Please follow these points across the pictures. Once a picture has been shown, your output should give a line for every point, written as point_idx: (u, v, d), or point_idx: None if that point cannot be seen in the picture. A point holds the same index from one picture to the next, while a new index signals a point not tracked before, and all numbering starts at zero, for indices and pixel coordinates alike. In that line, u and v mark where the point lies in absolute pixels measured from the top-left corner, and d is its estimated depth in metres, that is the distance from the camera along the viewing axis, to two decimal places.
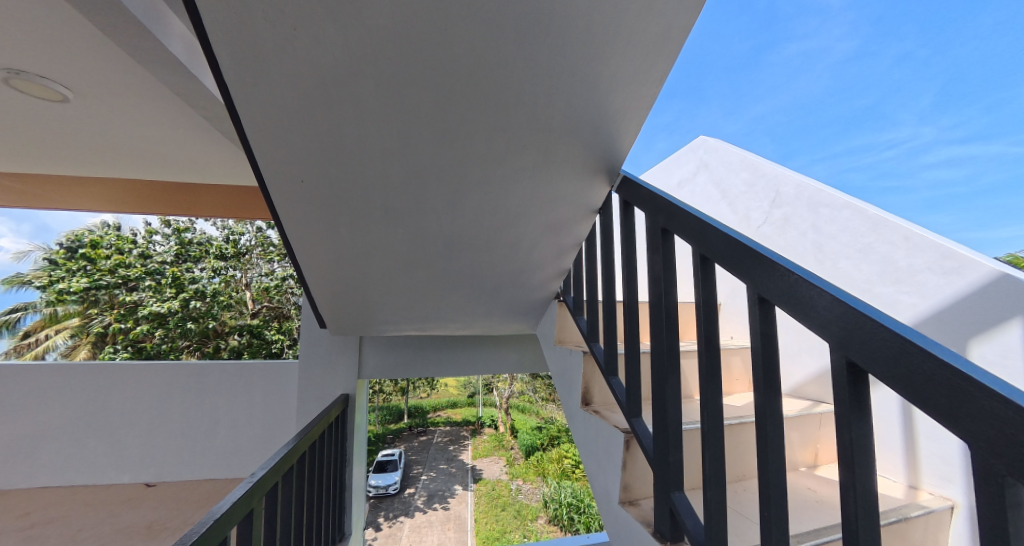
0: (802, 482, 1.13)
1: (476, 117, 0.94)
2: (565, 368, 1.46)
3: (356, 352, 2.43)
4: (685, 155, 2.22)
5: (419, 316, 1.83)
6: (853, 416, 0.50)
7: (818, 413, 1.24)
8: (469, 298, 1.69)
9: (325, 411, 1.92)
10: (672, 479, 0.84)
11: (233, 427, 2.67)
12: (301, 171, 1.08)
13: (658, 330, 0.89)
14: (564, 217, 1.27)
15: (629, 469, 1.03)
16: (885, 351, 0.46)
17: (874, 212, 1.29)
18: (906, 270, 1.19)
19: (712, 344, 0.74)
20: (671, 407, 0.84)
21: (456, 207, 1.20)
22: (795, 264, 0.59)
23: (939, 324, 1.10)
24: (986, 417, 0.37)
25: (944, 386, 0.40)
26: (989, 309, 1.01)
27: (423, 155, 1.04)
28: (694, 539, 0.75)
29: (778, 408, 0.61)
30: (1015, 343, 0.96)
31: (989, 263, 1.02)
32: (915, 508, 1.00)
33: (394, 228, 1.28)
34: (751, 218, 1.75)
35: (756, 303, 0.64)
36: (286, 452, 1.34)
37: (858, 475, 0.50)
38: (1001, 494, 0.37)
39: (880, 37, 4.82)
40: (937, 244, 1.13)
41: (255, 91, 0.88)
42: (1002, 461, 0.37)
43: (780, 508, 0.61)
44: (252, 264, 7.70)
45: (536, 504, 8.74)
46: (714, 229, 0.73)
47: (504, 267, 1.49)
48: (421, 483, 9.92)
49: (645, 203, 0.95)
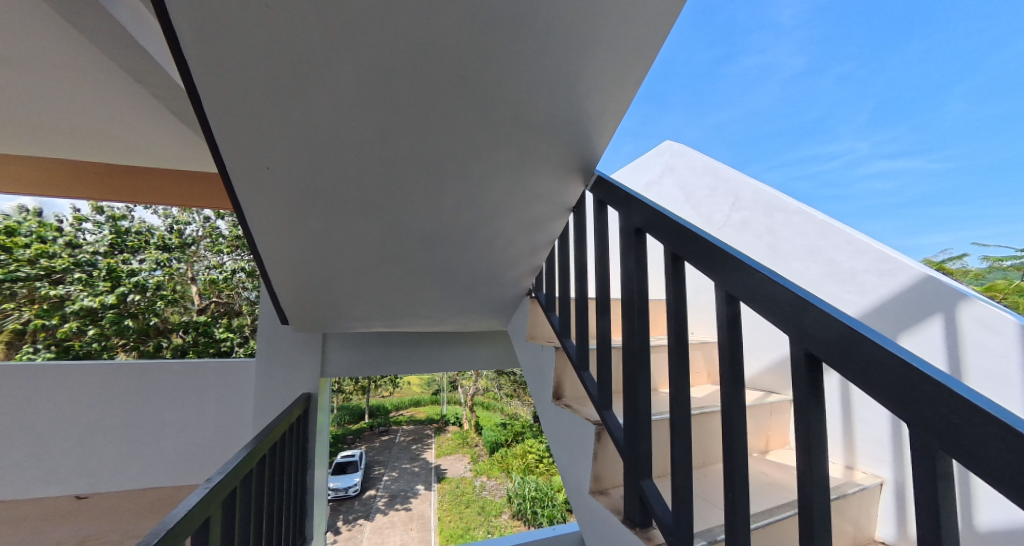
0: (758, 466, 1.21)
1: (459, 110, 0.93)
2: (536, 364, 1.48)
3: (319, 350, 2.34)
4: (652, 158, 2.29)
5: (388, 312, 1.79)
6: (810, 407, 0.55)
7: (770, 402, 1.33)
8: (441, 294, 1.67)
9: (287, 411, 1.85)
10: (642, 469, 0.88)
11: (182, 430, 2.49)
12: (267, 158, 1.02)
13: (630, 322, 0.92)
14: (539, 215, 1.29)
15: (600, 460, 1.07)
16: (842, 343, 0.51)
17: (822, 218, 1.41)
18: (848, 270, 1.31)
19: (682, 339, 0.78)
20: (641, 397, 0.88)
21: (435, 201, 1.18)
22: (759, 263, 0.63)
23: (878, 318, 1.23)
24: (926, 400, 0.43)
25: (896, 377, 0.45)
26: (916, 306, 1.15)
27: (404, 147, 1.01)
28: (663, 524, 0.79)
29: (743, 399, 0.66)
30: (938, 337, 1.10)
31: (918, 266, 1.16)
32: (852, 486, 1.11)
33: (367, 221, 1.25)
34: (712, 219, 1.84)
35: (724, 300, 0.68)
36: (245, 455, 1.28)
37: (812, 458, 0.55)
38: (934, 464, 0.43)
39: (826, 56, 5.25)
40: (874, 248, 1.26)
41: (220, 70, 0.82)
42: (937, 438, 0.42)
43: (742, 491, 0.66)
44: (199, 256, 7.27)
45: (500, 500, 8.80)
46: (687, 230, 0.76)
47: (479, 262, 1.48)
48: (383, 483, 9.71)
49: (619, 202, 0.98)
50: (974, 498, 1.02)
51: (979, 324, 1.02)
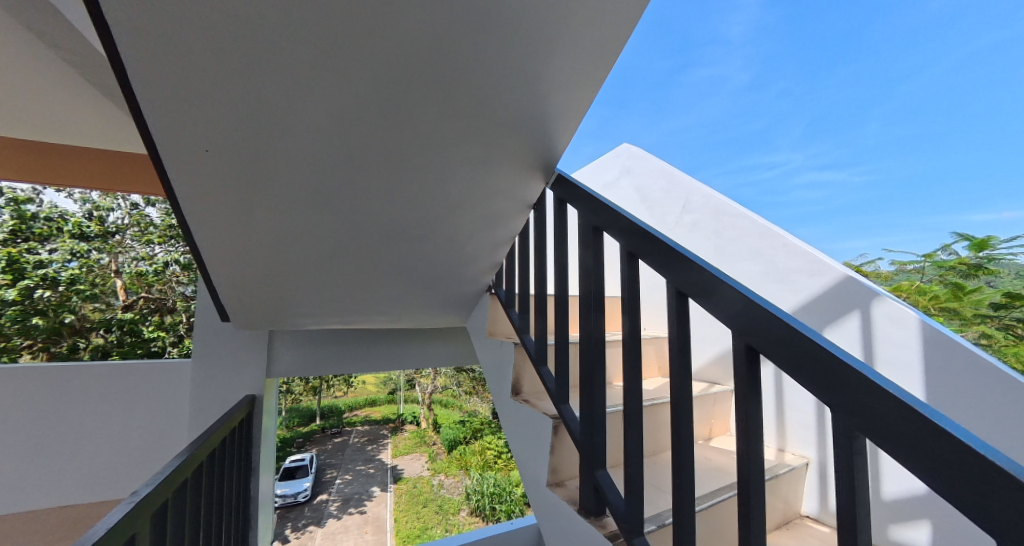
0: (703, 452, 1.29)
1: (421, 102, 0.90)
2: (495, 360, 1.48)
3: (265, 349, 2.18)
4: (611, 159, 2.36)
5: (343, 308, 1.71)
6: (748, 396, 0.59)
7: (714, 393, 1.43)
8: (400, 290, 1.63)
9: (228, 415, 1.72)
10: (597, 459, 0.91)
11: (101, 440, 2.23)
12: (206, 139, 0.93)
13: (587, 318, 0.94)
14: (500, 211, 1.29)
15: (557, 453, 1.09)
16: (778, 336, 0.55)
17: (762, 222, 1.53)
18: (783, 270, 1.43)
19: (635, 334, 0.81)
20: (597, 390, 0.91)
21: (395, 194, 1.14)
22: (707, 262, 0.67)
23: (806, 314, 1.36)
24: (847, 385, 0.48)
25: (823, 365, 0.50)
26: (839, 302, 1.28)
27: (361, 137, 0.97)
28: (615, 511, 0.83)
29: (690, 389, 0.70)
30: (856, 330, 1.23)
31: (841, 268, 1.29)
32: (782, 467, 1.22)
33: (319, 212, 1.18)
34: (665, 221, 1.93)
35: (674, 296, 0.72)
36: (178, 465, 1.17)
37: (749, 442, 0.59)
38: (851, 442, 0.48)
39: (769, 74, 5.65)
40: (805, 250, 1.39)
41: (152, 40, 0.74)
42: (854, 420, 0.47)
43: (687, 475, 0.70)
44: (125, 247, 5.29)
45: (458, 497, 8.74)
46: (642, 229, 0.79)
47: (439, 258, 1.45)
48: (335, 487, 9.32)
49: (579, 201, 1.00)
50: (881, 472, 1.16)
51: (889, 320, 1.16)
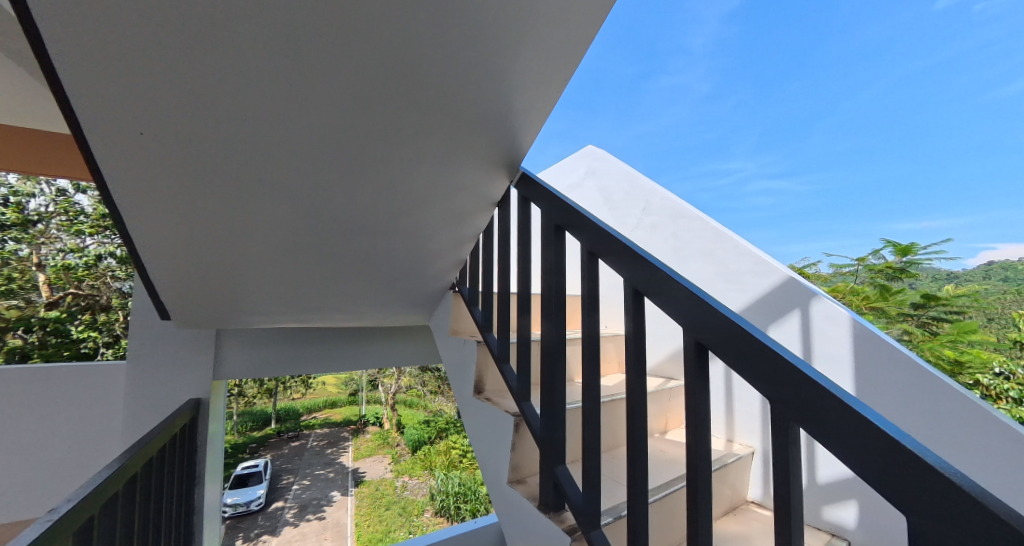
0: (658, 445, 1.35)
1: (383, 94, 0.87)
2: (458, 358, 1.47)
3: (212, 349, 2.04)
4: (576, 161, 2.38)
5: (299, 306, 1.64)
6: (697, 391, 0.62)
7: (669, 388, 1.49)
8: (360, 287, 1.57)
9: (168, 421, 1.59)
10: (556, 455, 0.92)
11: (17, 452, 2.00)
12: (140, 120, 0.85)
13: (548, 316, 0.95)
14: (463, 208, 1.27)
15: (518, 450, 1.09)
16: (726, 333, 0.58)
17: (716, 226, 1.61)
18: (733, 271, 1.51)
19: (595, 330, 0.82)
20: (557, 386, 0.92)
21: (354, 187, 1.10)
22: (661, 262, 0.69)
23: (753, 313, 1.45)
24: (783, 378, 0.51)
25: (765, 359, 0.53)
26: (782, 301, 1.37)
27: (318, 127, 0.92)
28: (574, 505, 0.84)
29: (644, 385, 0.72)
30: (796, 328, 1.33)
31: (785, 269, 1.39)
32: (730, 456, 1.29)
33: (271, 205, 1.11)
34: (627, 222, 1.98)
35: (631, 295, 0.74)
36: (108, 476, 1.07)
37: (698, 434, 0.62)
38: (784, 430, 0.52)
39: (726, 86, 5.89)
40: (753, 252, 1.47)
41: (71, 9, 0.66)
42: (790, 410, 0.51)
43: (640, 468, 0.72)
44: (50, 238, 4.54)
45: (422, 498, 8.59)
46: (602, 229, 0.81)
47: (402, 254, 1.42)
48: (292, 493, 8.89)
49: (542, 199, 1.01)
50: (817, 457, 1.26)
51: (825, 318, 1.26)
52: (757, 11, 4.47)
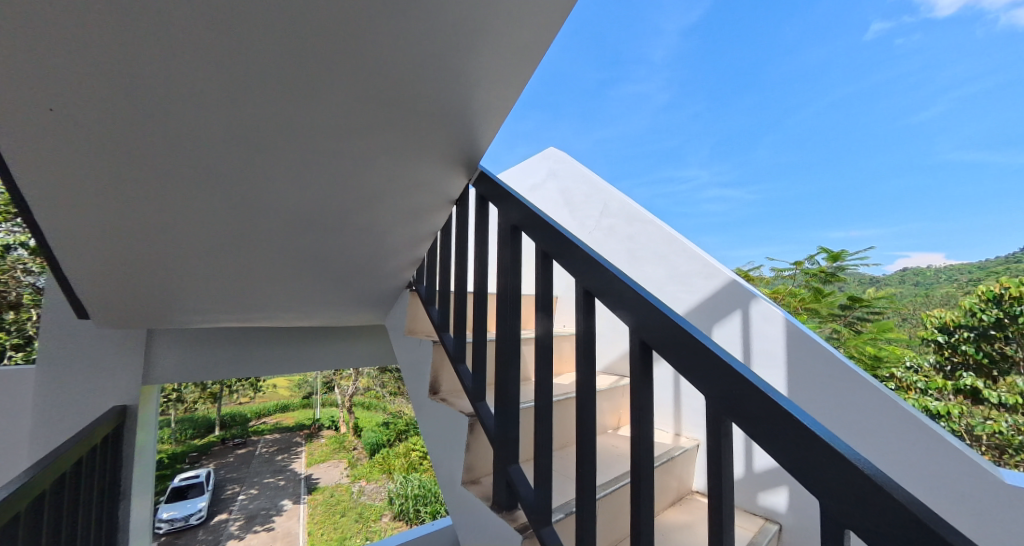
0: (610, 441, 1.39)
1: (336, 85, 0.81)
2: (414, 358, 1.43)
3: (142, 351, 1.86)
4: (537, 162, 2.39)
5: (243, 304, 1.53)
6: (642, 389, 0.64)
7: (622, 385, 1.54)
8: (311, 284, 1.50)
9: (88, 431, 1.43)
10: (510, 454, 0.92)
11: None
12: (45, 96, 0.74)
13: (504, 316, 0.95)
14: (421, 205, 1.25)
15: (472, 450, 1.08)
16: (669, 334, 0.61)
17: (668, 230, 1.69)
18: (683, 273, 1.59)
19: (548, 330, 0.83)
20: (511, 385, 0.93)
21: (304, 179, 1.04)
22: (611, 264, 0.71)
23: (699, 313, 1.53)
24: (719, 375, 0.54)
25: (702, 357, 0.56)
26: (725, 303, 1.46)
27: (261, 112, 0.85)
28: (526, 503, 0.85)
29: (593, 383, 0.74)
30: (736, 327, 1.42)
31: (729, 272, 1.48)
32: (677, 449, 1.36)
33: (209, 192, 1.03)
34: (585, 225, 2.02)
35: (582, 296, 0.75)
36: (10, 496, 0.95)
37: (642, 430, 0.64)
38: (719, 425, 0.55)
39: (685, 96, 6.15)
40: (700, 255, 1.56)
41: None
42: (723, 406, 0.54)
43: (589, 464, 0.74)
44: None
45: (380, 502, 8.33)
46: (556, 230, 0.81)
47: (356, 251, 1.36)
48: (238, 504, 8.31)
49: (500, 199, 1.01)
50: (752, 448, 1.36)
51: (762, 318, 1.35)
52: (715, 27, 4.85)
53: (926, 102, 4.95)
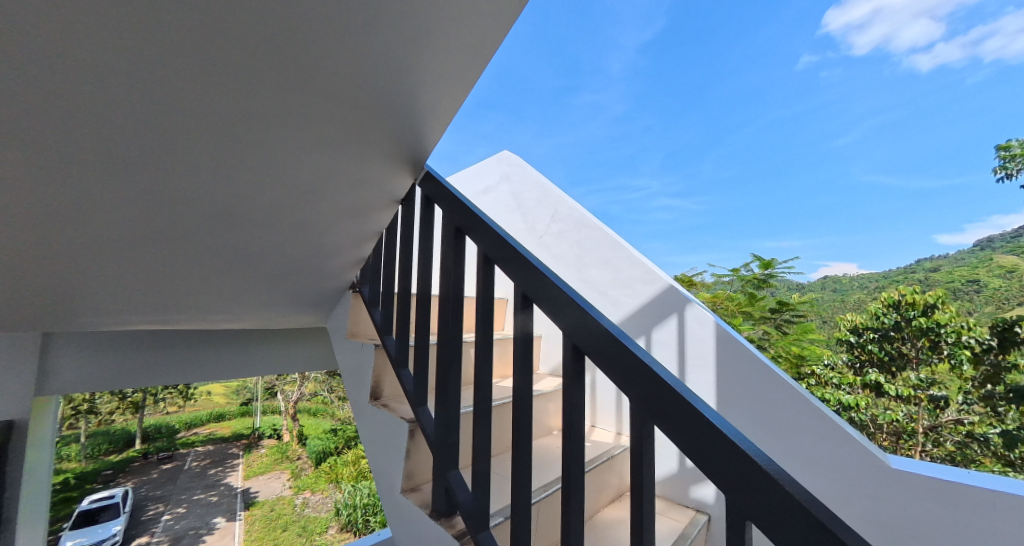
0: (553, 442, 1.41)
1: (258, 89, 0.72)
2: (355, 362, 1.38)
3: (34, 357, 1.61)
4: (490, 164, 2.38)
5: (162, 305, 1.38)
6: (573, 392, 0.66)
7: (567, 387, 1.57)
8: (244, 284, 1.39)
9: None
10: (449, 460, 0.90)
11: None
12: None
13: (446, 319, 0.94)
14: (365, 204, 1.19)
15: (412, 457, 1.05)
16: (600, 340, 0.62)
17: (613, 236, 1.75)
18: (626, 277, 1.66)
19: (488, 335, 0.83)
20: (451, 389, 0.91)
21: (228, 187, 0.93)
22: (549, 271, 0.72)
23: (642, 316, 1.60)
24: (643, 379, 0.57)
25: (628, 361, 0.59)
26: (663, 306, 1.54)
27: (167, 121, 0.73)
28: (464, 509, 0.83)
29: (530, 385, 0.74)
30: (672, 329, 1.51)
31: (667, 277, 1.57)
32: (617, 448, 1.41)
33: (108, 204, 0.89)
34: (536, 229, 2.05)
35: (520, 300, 0.75)
36: None
37: (572, 434, 0.65)
38: (643, 426, 0.57)
39: (639, 108, 6.45)
40: (642, 261, 1.64)
41: None
42: (646, 409, 0.56)
43: (525, 469, 0.74)
44: None
45: (326, 514, 7.86)
46: (497, 234, 0.81)
47: (294, 249, 1.28)
48: (161, 526, 7.48)
49: (444, 201, 0.99)
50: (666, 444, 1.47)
51: (696, 321, 1.45)
52: (669, 45, 5.22)
53: (842, 129, 5.66)
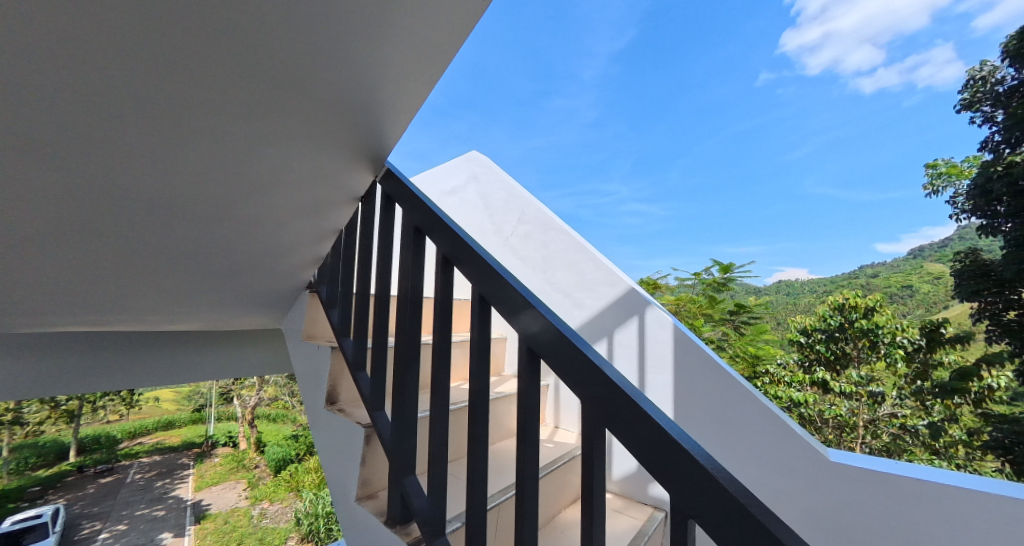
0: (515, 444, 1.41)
1: (198, 76, 0.67)
2: (311, 365, 1.32)
3: None
4: (457, 165, 2.36)
5: (94, 305, 1.26)
6: (528, 395, 0.66)
7: None
8: (189, 283, 1.30)
9: None
10: (405, 465, 0.88)
11: None
12: None
13: (404, 320, 0.91)
14: (322, 200, 1.14)
15: (368, 463, 1.02)
16: (554, 342, 0.62)
17: (578, 239, 1.78)
18: (590, 280, 1.69)
19: (446, 338, 0.81)
20: (408, 392, 0.89)
21: (166, 180, 0.86)
22: (507, 273, 0.72)
23: (606, 318, 1.64)
24: (595, 381, 0.57)
25: (581, 363, 0.59)
26: (625, 308, 1.58)
27: (95, 107, 0.66)
28: (420, 516, 0.81)
29: (487, 388, 0.74)
30: (634, 330, 1.55)
31: (629, 279, 1.61)
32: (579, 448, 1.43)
33: (19, 196, 0.79)
34: (503, 231, 2.05)
35: (477, 302, 0.74)
36: None
37: (526, 437, 0.65)
38: (595, 428, 0.58)
39: (611, 115, 6.59)
40: (605, 263, 1.67)
41: None
42: (597, 411, 0.57)
43: (481, 472, 0.73)
44: None
45: (285, 525, 7.46)
46: (456, 234, 0.80)
47: (245, 247, 1.21)
48: None
49: (404, 199, 0.97)
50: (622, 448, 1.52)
51: (655, 322, 1.49)
52: (640, 55, 5.43)
53: (797, 142, 6.14)
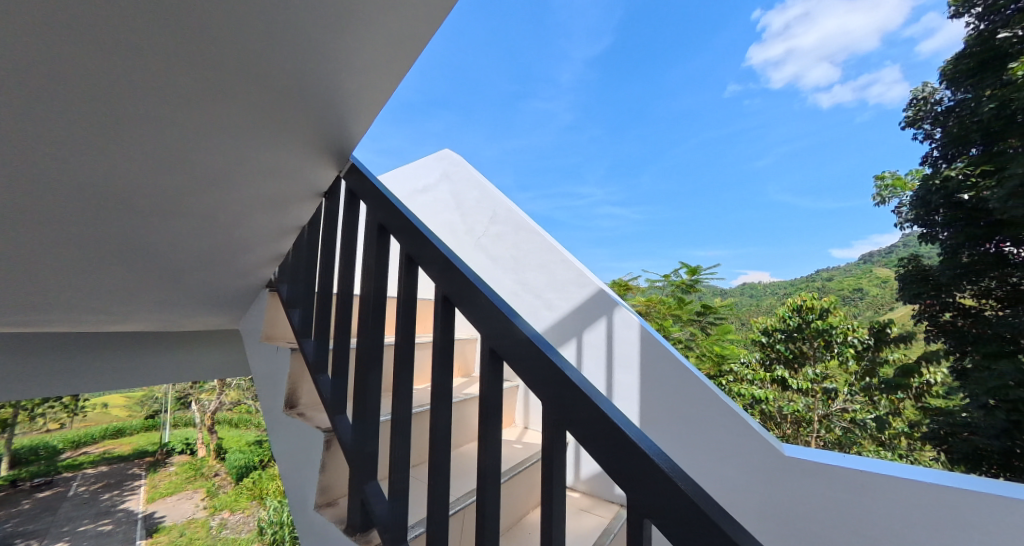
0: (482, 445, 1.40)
1: None
2: (269, 368, 1.26)
3: None
4: (429, 162, 2.32)
5: (22, 305, 1.15)
6: (490, 398, 0.65)
7: None
8: (134, 281, 1.21)
9: None
10: (366, 471, 0.85)
11: None
12: None
13: (367, 321, 0.88)
14: (283, 196, 1.09)
15: (328, 469, 0.98)
16: (517, 344, 0.62)
17: (549, 240, 1.79)
18: (561, 281, 1.70)
19: (409, 340, 0.79)
20: (370, 395, 0.86)
21: (104, 177, 0.80)
22: (471, 274, 0.71)
23: (575, 318, 1.65)
24: (557, 383, 0.57)
25: (543, 364, 0.59)
26: (594, 309, 1.60)
27: None
28: (380, 523, 0.79)
29: (450, 390, 0.72)
30: (602, 331, 1.57)
31: (598, 281, 1.63)
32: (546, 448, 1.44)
33: None
34: (475, 230, 2.03)
35: (441, 303, 0.73)
36: None
37: (488, 440, 0.64)
38: (556, 430, 0.57)
39: (586, 119, 6.68)
40: (576, 265, 1.69)
41: None
42: (559, 413, 0.57)
43: (443, 477, 0.71)
44: None
45: (247, 535, 7.11)
46: (420, 233, 0.79)
47: (198, 244, 1.14)
48: None
49: (368, 197, 0.94)
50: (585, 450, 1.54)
51: (622, 323, 1.52)
52: (615, 61, 5.53)
53: (761, 152, 6.48)
